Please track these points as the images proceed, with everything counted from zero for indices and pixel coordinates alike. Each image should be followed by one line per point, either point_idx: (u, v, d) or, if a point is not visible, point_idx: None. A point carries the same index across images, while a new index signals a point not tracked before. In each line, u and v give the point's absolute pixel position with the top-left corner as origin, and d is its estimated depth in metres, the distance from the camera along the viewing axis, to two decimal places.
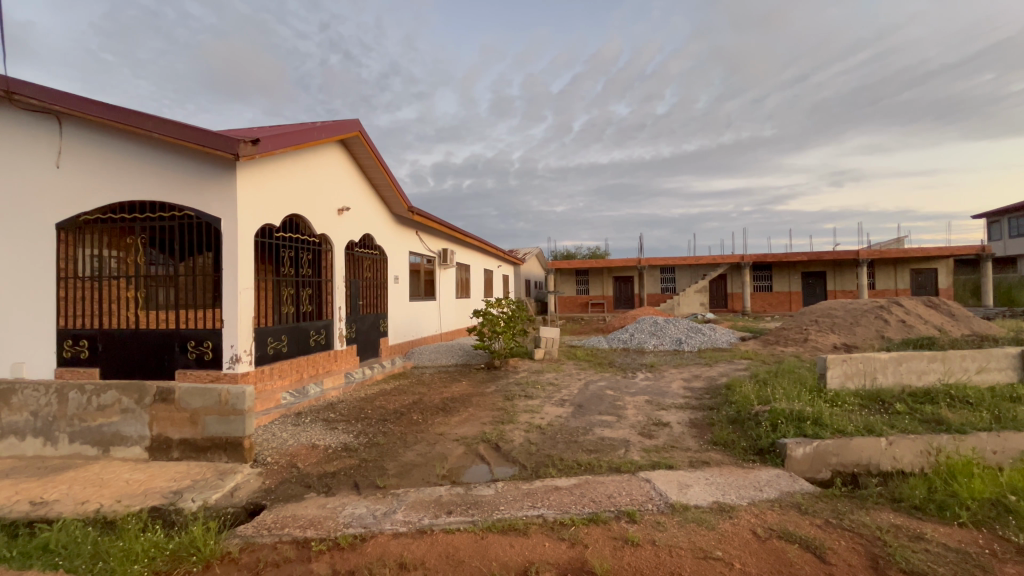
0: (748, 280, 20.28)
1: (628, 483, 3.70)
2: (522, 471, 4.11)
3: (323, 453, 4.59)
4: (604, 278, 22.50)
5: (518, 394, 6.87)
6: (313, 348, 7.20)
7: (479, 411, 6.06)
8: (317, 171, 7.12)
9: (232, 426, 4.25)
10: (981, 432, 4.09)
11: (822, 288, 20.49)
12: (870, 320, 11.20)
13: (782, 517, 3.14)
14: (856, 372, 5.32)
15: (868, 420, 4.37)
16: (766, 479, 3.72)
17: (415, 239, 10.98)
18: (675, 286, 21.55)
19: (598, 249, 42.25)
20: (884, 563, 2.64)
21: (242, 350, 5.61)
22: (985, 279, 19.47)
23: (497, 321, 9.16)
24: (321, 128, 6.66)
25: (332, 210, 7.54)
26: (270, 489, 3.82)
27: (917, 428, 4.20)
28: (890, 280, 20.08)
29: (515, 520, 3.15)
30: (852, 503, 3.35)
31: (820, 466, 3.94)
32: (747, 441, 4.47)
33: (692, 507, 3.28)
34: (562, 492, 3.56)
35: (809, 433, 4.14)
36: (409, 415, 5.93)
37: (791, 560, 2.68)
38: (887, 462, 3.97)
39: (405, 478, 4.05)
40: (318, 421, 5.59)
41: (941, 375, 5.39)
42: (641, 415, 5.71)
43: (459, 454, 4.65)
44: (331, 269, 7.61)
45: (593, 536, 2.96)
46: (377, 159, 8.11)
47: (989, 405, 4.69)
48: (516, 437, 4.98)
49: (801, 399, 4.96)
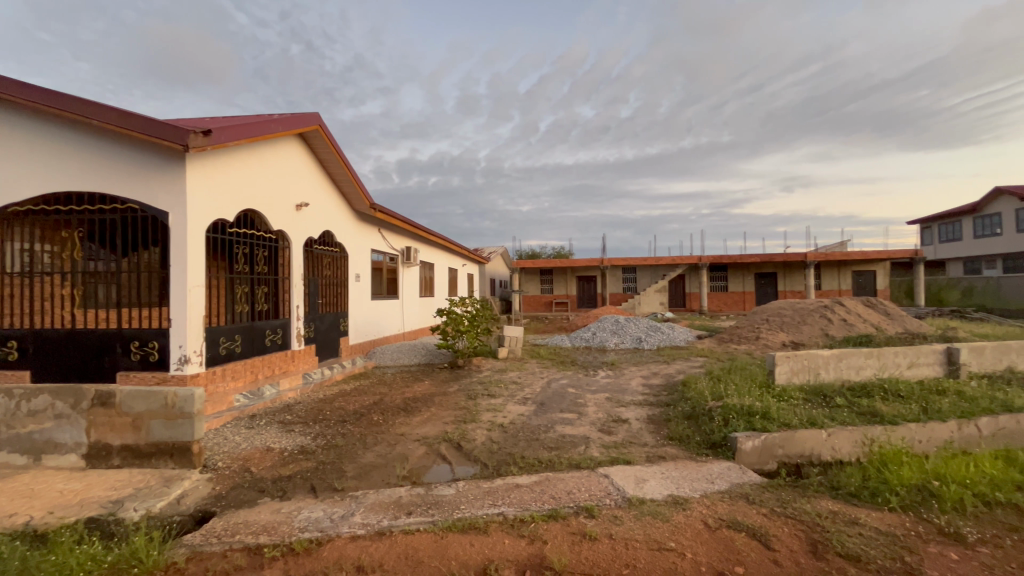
0: (705, 280, 21.04)
1: (587, 479, 3.77)
2: (483, 470, 4.12)
3: (279, 456, 4.45)
4: (567, 278, 22.79)
5: (481, 393, 6.86)
6: (268, 348, 6.96)
7: (441, 410, 6.02)
8: (274, 164, 6.87)
9: (179, 431, 4.05)
10: (910, 423, 4.41)
11: (774, 288, 21.50)
12: (816, 318, 11.84)
13: (732, 507, 3.29)
14: (801, 368, 5.64)
15: (811, 413, 4.63)
16: (717, 471, 3.88)
17: (377, 236, 10.78)
18: (636, 286, 22.12)
19: (564, 249, 43.03)
20: (823, 547, 2.81)
21: (191, 351, 5.36)
22: (919, 281, 20.94)
23: (462, 320, 9.15)
24: (278, 121, 6.44)
25: (290, 204, 7.30)
26: (220, 496, 3.66)
27: (854, 420, 4.48)
28: (834, 281, 21.31)
29: (476, 519, 3.16)
30: (795, 492, 3.54)
31: (767, 457, 4.14)
32: (700, 436, 4.64)
33: (648, 501, 3.38)
34: (523, 490, 3.59)
35: (758, 427, 4.34)
36: (369, 416, 5.83)
37: (739, 548, 2.80)
38: (827, 453, 4.21)
39: (365, 480, 3.99)
40: (274, 423, 5.41)
41: (877, 370, 5.78)
42: (601, 412, 5.83)
43: (420, 454, 4.61)
44: (288, 267, 7.40)
45: (553, 532, 3.01)
46: (338, 153, 7.91)
47: (917, 398, 5.06)
48: (477, 436, 4.99)
49: (751, 394, 5.21)
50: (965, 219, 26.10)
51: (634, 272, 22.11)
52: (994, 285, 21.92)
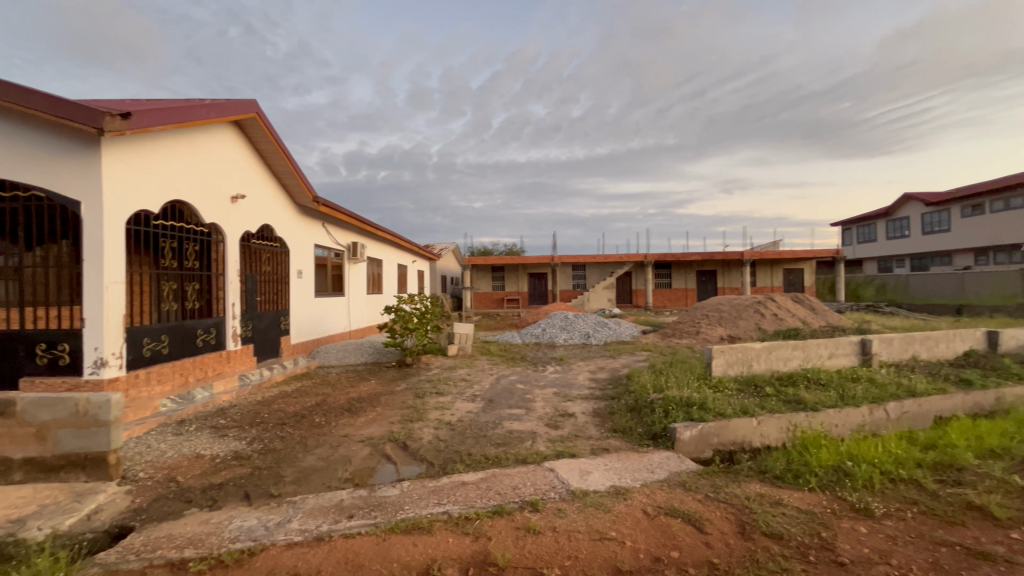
0: (650, 277, 21.84)
1: (533, 473, 3.81)
2: (429, 469, 4.07)
3: (210, 463, 4.18)
4: (519, 275, 22.94)
5: (429, 391, 6.77)
6: (200, 349, 6.53)
7: (387, 410, 5.89)
8: (205, 152, 6.43)
9: (92, 440, 3.71)
10: (829, 409, 4.78)
11: (713, 285, 22.63)
12: (750, 313, 12.58)
13: (670, 495, 3.43)
14: (736, 360, 5.96)
15: (744, 403, 4.90)
16: (657, 461, 4.04)
17: (321, 231, 10.36)
18: (585, 283, 22.62)
19: (515, 246, 43.33)
20: (750, 528, 2.99)
21: (109, 353, 4.93)
22: (840, 278, 22.74)
23: (410, 318, 8.98)
24: (209, 106, 6.03)
25: (224, 196, 6.87)
26: (141, 509, 3.39)
27: (781, 408, 4.80)
28: (767, 278, 22.72)
29: (420, 519, 3.11)
30: (728, 477, 3.74)
31: (703, 446, 4.34)
32: (642, 427, 4.82)
33: (591, 492, 3.46)
34: (469, 487, 3.58)
35: (695, 417, 4.56)
36: (311, 418, 5.60)
37: (675, 534, 2.93)
38: (757, 439, 4.48)
39: (304, 484, 3.82)
40: (205, 429, 5.08)
41: (802, 360, 6.22)
42: (549, 407, 5.91)
43: (364, 455, 4.49)
44: (222, 262, 6.97)
45: (497, 528, 3.01)
46: (277, 143, 7.53)
47: (836, 385, 5.49)
48: (424, 435, 4.92)
49: (690, 386, 5.46)
50: (880, 223, 28.62)
51: (584, 269, 22.60)
52: (903, 281, 24.18)
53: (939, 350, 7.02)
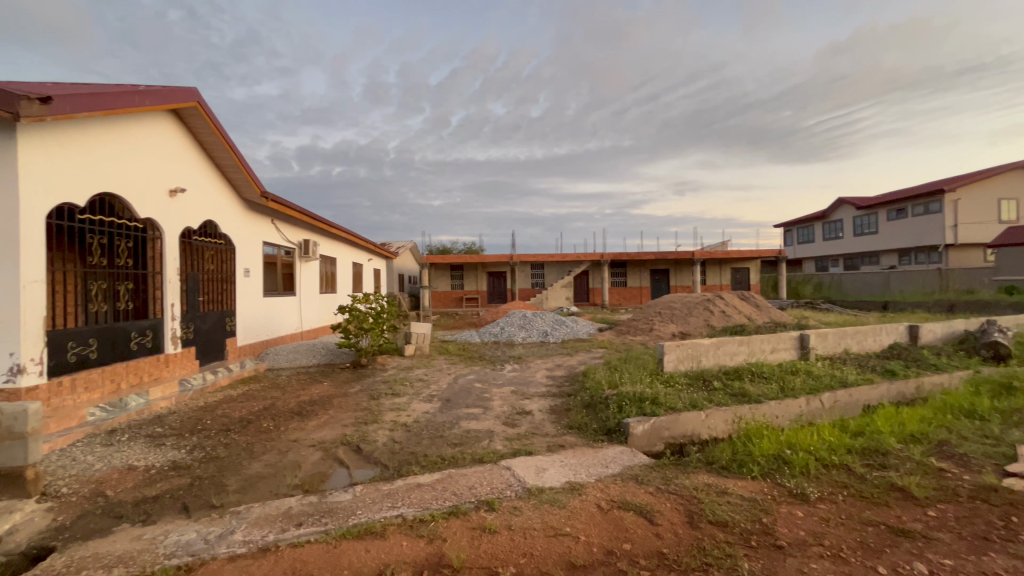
0: (606, 276, 22.34)
1: (489, 472, 3.80)
2: (384, 472, 3.98)
3: (144, 475, 3.91)
4: (478, 274, 22.87)
5: (385, 392, 6.63)
6: (134, 353, 6.10)
7: (340, 412, 5.71)
8: (139, 142, 6.00)
9: (7, 454, 3.39)
10: (771, 401, 5.04)
11: (666, 283, 23.40)
12: (700, 310, 13.09)
13: (623, 489, 3.51)
14: (686, 356, 6.18)
15: (693, 397, 5.09)
16: (611, 456, 4.13)
17: (270, 228, 9.91)
18: (544, 282, 22.84)
19: (474, 245, 43.19)
20: (697, 517, 3.10)
21: (28, 359, 4.52)
22: (782, 277, 24.08)
23: (365, 318, 8.76)
24: (142, 93, 5.63)
25: (161, 190, 6.44)
26: (63, 528, 3.12)
27: (727, 401, 5.02)
28: (716, 276, 23.74)
29: (373, 523, 3.04)
30: (678, 469, 3.87)
31: (655, 440, 4.47)
32: (597, 423, 4.91)
33: (546, 489, 3.49)
34: (424, 489, 3.52)
35: (647, 412, 4.69)
36: (258, 423, 5.35)
37: (627, 526, 3.00)
38: (705, 431, 4.66)
39: (250, 492, 3.65)
40: (140, 438, 4.75)
41: (747, 355, 6.54)
42: (506, 405, 5.91)
43: (315, 459, 4.34)
44: (159, 260, 6.54)
45: (452, 529, 2.98)
46: (220, 135, 7.13)
47: (777, 378, 5.80)
48: (378, 438, 4.80)
49: (643, 382, 5.62)
50: (817, 225, 30.55)
51: (542, 269, 22.81)
52: (837, 280, 25.92)
53: (868, 343, 7.55)
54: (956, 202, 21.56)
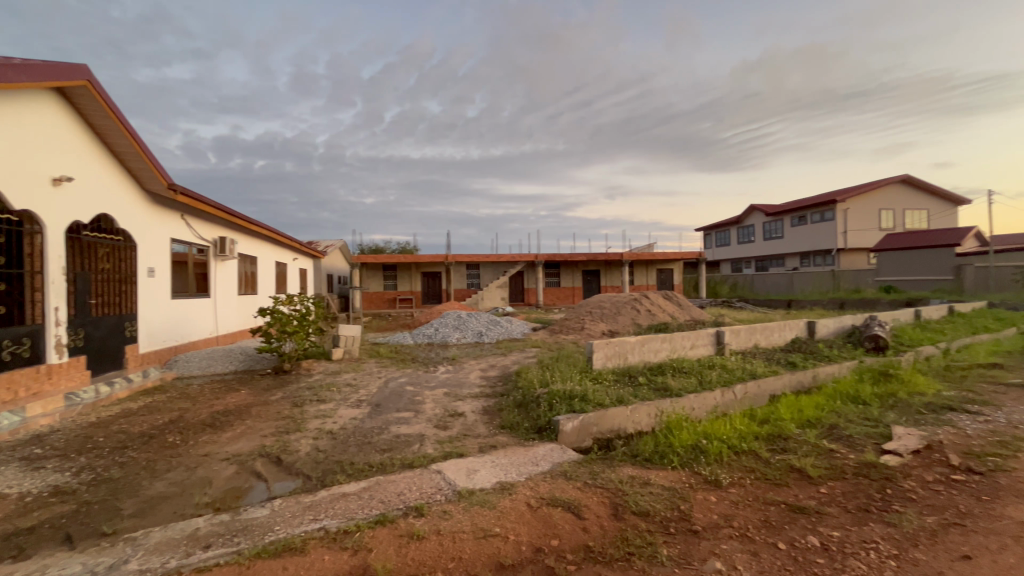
0: (541, 277, 22.77)
1: (419, 477, 3.72)
2: (306, 483, 3.77)
3: (17, 505, 3.42)
4: (412, 274, 22.39)
5: (309, 399, 6.29)
6: (8, 364, 5.33)
7: (259, 422, 5.34)
8: (13, 123, 5.25)
9: None
10: (690, 394, 5.37)
11: (597, 284, 24.23)
12: (628, 309, 13.68)
13: (552, 485, 3.57)
14: (614, 354, 6.43)
15: (620, 393, 5.30)
16: (542, 453, 4.20)
17: (179, 223, 9.05)
18: (479, 283, 22.80)
19: (408, 245, 42.24)
20: (622, 508, 3.23)
21: None
22: (701, 278, 25.79)
23: (288, 321, 8.20)
24: (17, 66, 4.94)
25: (42, 178, 5.67)
26: None
27: (651, 396, 5.27)
28: (644, 277, 24.96)
29: (292, 539, 2.86)
30: (604, 464, 4.01)
31: (584, 436, 4.60)
32: (529, 421, 4.98)
33: (477, 491, 3.48)
34: (350, 498, 3.38)
35: (577, 409, 4.82)
36: (162, 438, 4.87)
37: (555, 522, 3.06)
38: (631, 426, 4.86)
39: (150, 515, 3.31)
40: (13, 462, 4.14)
41: (669, 351, 6.91)
42: (438, 408, 5.82)
43: (229, 474, 4.02)
44: (40, 258, 5.78)
45: (378, 538, 2.88)
46: (117, 119, 6.41)
47: (696, 372, 6.20)
48: (301, 447, 4.54)
49: (573, 379, 5.78)
50: (732, 230, 33.09)
51: (477, 269, 22.77)
52: (749, 280, 28.21)
53: (774, 338, 8.27)
54: (845, 211, 24.31)
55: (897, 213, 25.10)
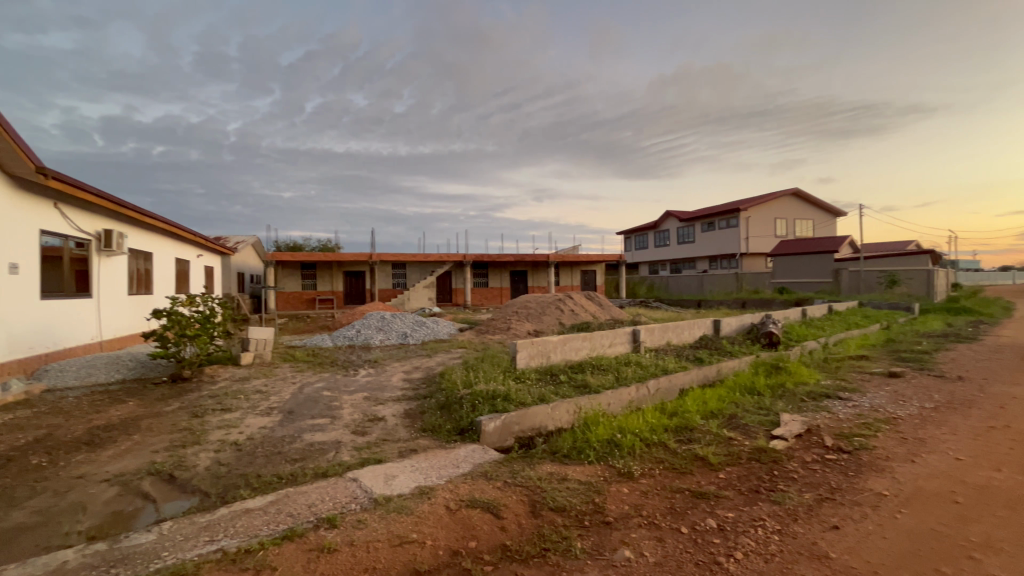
0: (469, 277, 22.70)
1: (333, 487, 3.54)
2: (203, 501, 3.45)
3: None
4: (333, 274, 21.37)
5: (211, 408, 5.77)
6: None
7: (150, 437, 4.80)
8: None
9: None
10: (608, 391, 5.61)
11: (524, 284, 24.62)
12: (552, 309, 14.02)
13: (472, 487, 3.56)
14: (537, 353, 6.56)
15: (542, 391, 5.41)
16: (463, 455, 4.17)
17: (51, 213, 7.90)
18: (405, 283, 22.27)
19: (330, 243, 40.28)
20: (540, 505, 3.29)
21: None
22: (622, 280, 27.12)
23: (189, 323, 7.48)
24: None
25: None
26: None
27: (571, 393, 5.43)
28: (569, 278, 25.75)
29: (182, 564, 2.59)
30: (524, 462, 4.07)
31: (506, 435, 4.64)
32: (451, 423, 4.93)
33: (394, 497, 3.37)
34: (253, 514, 3.13)
35: (499, 409, 4.85)
36: (24, 460, 4.21)
37: (474, 524, 3.05)
38: (552, 423, 4.97)
39: (2, 552, 2.84)
40: None
41: (590, 349, 7.17)
42: (357, 413, 5.59)
43: (109, 497, 3.57)
44: None
45: (284, 555, 2.69)
46: None
47: (613, 369, 6.48)
48: (199, 462, 4.14)
49: (496, 379, 5.81)
50: (649, 234, 35.13)
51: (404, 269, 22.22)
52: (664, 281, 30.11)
53: (684, 335, 8.87)
54: (746, 220, 26.78)
55: (789, 223, 28.07)
